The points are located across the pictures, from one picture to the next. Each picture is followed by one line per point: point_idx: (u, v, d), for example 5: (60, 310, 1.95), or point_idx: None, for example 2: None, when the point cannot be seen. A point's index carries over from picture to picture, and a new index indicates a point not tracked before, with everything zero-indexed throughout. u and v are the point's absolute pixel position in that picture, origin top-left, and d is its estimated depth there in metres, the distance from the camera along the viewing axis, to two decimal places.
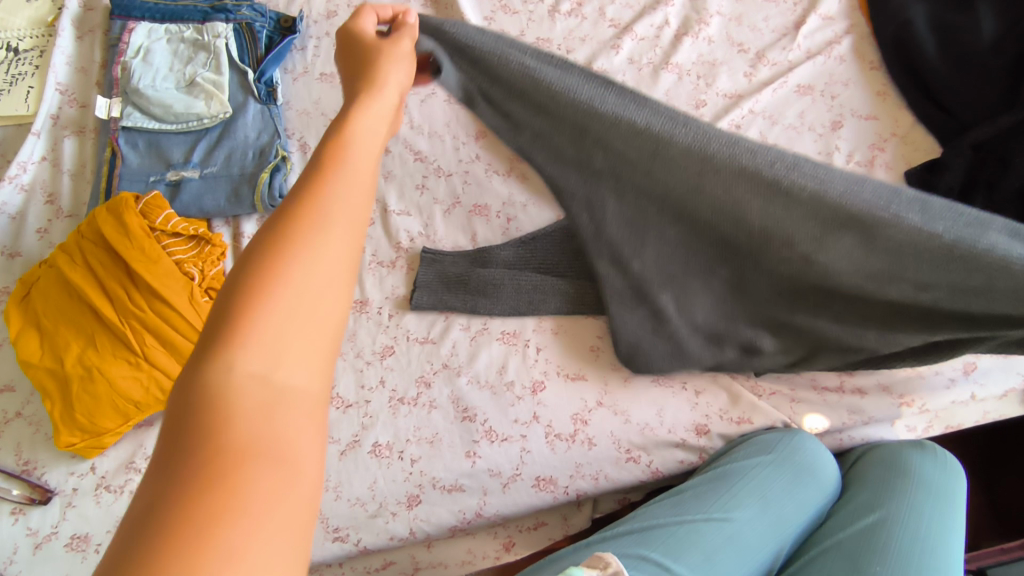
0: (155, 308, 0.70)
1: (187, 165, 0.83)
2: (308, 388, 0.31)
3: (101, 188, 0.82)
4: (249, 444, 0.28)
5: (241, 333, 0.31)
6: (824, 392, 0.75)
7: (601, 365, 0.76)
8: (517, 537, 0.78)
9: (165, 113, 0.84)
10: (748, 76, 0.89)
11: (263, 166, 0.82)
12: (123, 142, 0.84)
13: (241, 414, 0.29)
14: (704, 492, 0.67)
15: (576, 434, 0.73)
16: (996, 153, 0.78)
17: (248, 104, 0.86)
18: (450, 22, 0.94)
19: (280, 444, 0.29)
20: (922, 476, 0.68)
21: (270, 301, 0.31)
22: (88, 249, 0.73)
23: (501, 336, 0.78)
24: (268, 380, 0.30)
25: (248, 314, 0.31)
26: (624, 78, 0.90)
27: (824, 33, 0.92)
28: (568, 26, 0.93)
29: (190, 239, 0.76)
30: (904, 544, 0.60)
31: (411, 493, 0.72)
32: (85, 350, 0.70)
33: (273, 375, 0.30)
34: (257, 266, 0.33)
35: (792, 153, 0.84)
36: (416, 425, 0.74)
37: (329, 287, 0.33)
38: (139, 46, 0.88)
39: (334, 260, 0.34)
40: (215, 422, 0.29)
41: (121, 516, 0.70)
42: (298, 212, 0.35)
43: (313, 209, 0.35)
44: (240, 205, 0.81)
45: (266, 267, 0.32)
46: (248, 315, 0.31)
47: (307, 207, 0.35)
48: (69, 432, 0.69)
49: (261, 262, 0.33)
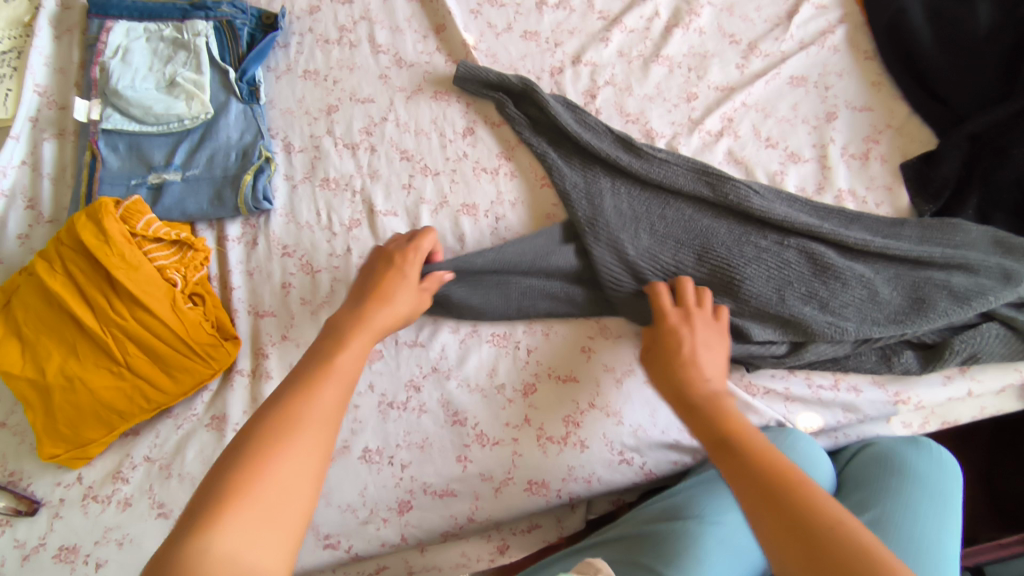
0: (137, 317, 0.69)
1: (169, 167, 0.81)
2: (270, 569, 0.35)
3: (82, 192, 0.80)
4: None
5: (215, 519, 0.35)
6: (819, 391, 0.74)
7: (593, 367, 0.75)
8: (511, 539, 0.77)
9: (145, 114, 0.82)
10: (740, 68, 0.87)
11: (246, 167, 0.81)
12: (103, 145, 0.82)
13: None
14: (697, 495, 0.65)
15: (567, 437, 0.73)
16: (994, 143, 0.77)
17: (229, 104, 0.84)
18: (435, 16, 0.92)
19: None
20: (918, 474, 0.67)
21: (259, 488, 0.37)
22: (66, 255, 0.71)
23: (492, 338, 0.77)
24: (271, 509, 0.37)
25: (223, 506, 0.36)
26: (614, 71, 0.88)
27: (818, 22, 0.90)
28: (556, 18, 0.91)
29: (172, 244, 0.75)
30: (900, 546, 0.60)
31: (402, 498, 0.72)
32: (65, 361, 0.69)
33: (239, 556, 0.35)
34: (222, 486, 0.37)
35: (786, 146, 0.83)
36: (406, 429, 0.73)
37: (314, 470, 0.40)
38: (117, 46, 0.86)
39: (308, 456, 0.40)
40: None
41: (109, 526, 0.69)
42: (273, 419, 0.41)
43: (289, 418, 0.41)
44: (223, 208, 0.80)
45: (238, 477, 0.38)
46: (224, 506, 0.36)
47: (274, 428, 0.41)
48: (51, 444, 0.69)
49: (235, 468, 0.38)
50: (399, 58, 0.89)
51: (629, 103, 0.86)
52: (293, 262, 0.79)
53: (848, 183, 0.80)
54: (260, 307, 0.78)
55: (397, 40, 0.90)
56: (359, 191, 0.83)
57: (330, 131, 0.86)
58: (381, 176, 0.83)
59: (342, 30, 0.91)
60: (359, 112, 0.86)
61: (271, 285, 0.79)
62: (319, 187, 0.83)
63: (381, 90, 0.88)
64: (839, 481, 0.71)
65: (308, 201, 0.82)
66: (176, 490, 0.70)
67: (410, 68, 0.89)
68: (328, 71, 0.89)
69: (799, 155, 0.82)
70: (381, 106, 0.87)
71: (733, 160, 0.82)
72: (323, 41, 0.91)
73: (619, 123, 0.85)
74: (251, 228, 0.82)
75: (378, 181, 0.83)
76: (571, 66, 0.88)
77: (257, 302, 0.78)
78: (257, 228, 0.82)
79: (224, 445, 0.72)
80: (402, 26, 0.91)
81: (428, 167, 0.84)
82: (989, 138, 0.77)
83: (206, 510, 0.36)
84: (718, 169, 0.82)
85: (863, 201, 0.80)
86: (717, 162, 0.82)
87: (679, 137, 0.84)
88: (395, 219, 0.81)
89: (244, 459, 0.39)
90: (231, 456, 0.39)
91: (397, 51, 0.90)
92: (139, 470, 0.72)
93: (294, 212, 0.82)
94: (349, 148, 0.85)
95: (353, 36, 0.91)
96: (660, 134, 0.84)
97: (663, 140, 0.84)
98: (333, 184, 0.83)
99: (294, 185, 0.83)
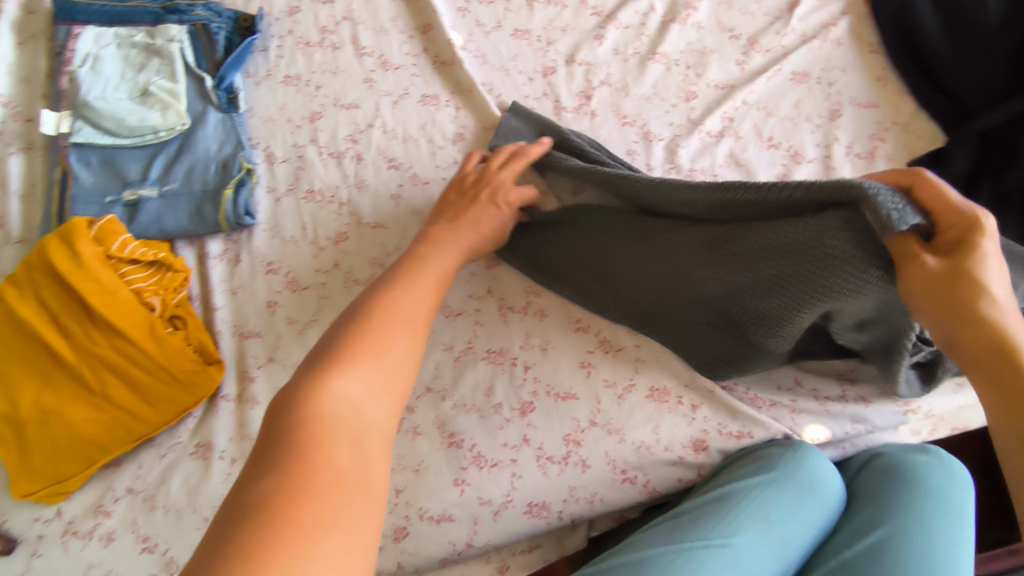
0: (115, 344, 0.66)
1: (144, 182, 0.77)
2: (381, 422, 0.45)
3: (53, 211, 0.77)
4: (338, 461, 0.40)
5: (343, 369, 0.45)
6: (827, 402, 0.71)
7: (593, 382, 0.72)
8: (511, 560, 0.74)
9: (118, 126, 0.78)
10: (740, 64, 0.84)
11: (226, 181, 0.77)
12: (74, 160, 0.78)
13: (332, 434, 0.41)
14: (702, 515, 0.63)
15: (568, 457, 0.70)
16: (1005, 140, 0.74)
17: (207, 113, 0.80)
18: (421, 15, 0.88)
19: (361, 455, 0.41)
20: (932, 485, 0.63)
21: (372, 351, 0.48)
22: (38, 280, 0.67)
23: (487, 355, 0.74)
24: (357, 418, 0.43)
25: (344, 359, 0.46)
26: (609, 70, 0.84)
27: (820, 15, 0.87)
28: (548, 15, 0.87)
29: (150, 265, 0.71)
30: (913, 564, 0.57)
31: (398, 525, 0.69)
32: (40, 392, 0.65)
33: (360, 409, 0.44)
34: (330, 356, 0.46)
35: (789, 146, 0.79)
36: (399, 453, 0.71)
37: (405, 367, 0.49)
38: (86, 53, 0.81)
39: (399, 359, 0.49)
40: (306, 442, 0.40)
41: (92, 563, 0.66)
42: (369, 311, 0.52)
43: (384, 311, 0.52)
44: (204, 224, 0.76)
45: (346, 351, 0.47)
46: (344, 359, 0.46)
47: (370, 325, 0.50)
48: (27, 481, 0.65)
49: (336, 351, 0.47)
50: (384, 60, 0.85)
51: (625, 103, 0.82)
52: (278, 279, 0.76)
53: None
54: (244, 327, 0.74)
55: (381, 41, 0.86)
56: (345, 202, 0.79)
57: (314, 140, 0.82)
58: (368, 186, 0.80)
59: (323, 32, 0.87)
60: (343, 118, 0.83)
61: (256, 304, 0.75)
62: (303, 199, 0.79)
63: (366, 94, 0.84)
64: (851, 493, 0.68)
65: (292, 214, 0.79)
66: (162, 523, 0.68)
67: (396, 71, 0.85)
68: (310, 76, 0.85)
69: (803, 154, 0.79)
70: (366, 112, 0.83)
71: (736, 162, 0.79)
72: (304, 44, 0.87)
73: (616, 125, 0.81)
74: (234, 243, 0.78)
75: (365, 192, 0.79)
76: (564, 65, 0.85)
77: (241, 322, 0.75)
78: (239, 243, 0.78)
79: (210, 474, 0.69)
80: (386, 27, 0.87)
81: (417, 176, 0.80)
82: (999, 135, 0.74)
83: (321, 368, 0.45)
84: (719, 172, 0.79)
85: None
86: (718, 164, 0.79)
87: (679, 139, 0.80)
88: (382, 231, 0.78)
89: (346, 345, 0.47)
90: (333, 342, 0.48)
91: (382, 53, 0.86)
92: (122, 503, 0.69)
93: (278, 226, 0.78)
94: (334, 157, 0.81)
95: (335, 38, 0.87)
96: (658, 136, 0.81)
97: (662, 143, 0.80)
98: (317, 196, 0.80)
99: (278, 197, 0.80)
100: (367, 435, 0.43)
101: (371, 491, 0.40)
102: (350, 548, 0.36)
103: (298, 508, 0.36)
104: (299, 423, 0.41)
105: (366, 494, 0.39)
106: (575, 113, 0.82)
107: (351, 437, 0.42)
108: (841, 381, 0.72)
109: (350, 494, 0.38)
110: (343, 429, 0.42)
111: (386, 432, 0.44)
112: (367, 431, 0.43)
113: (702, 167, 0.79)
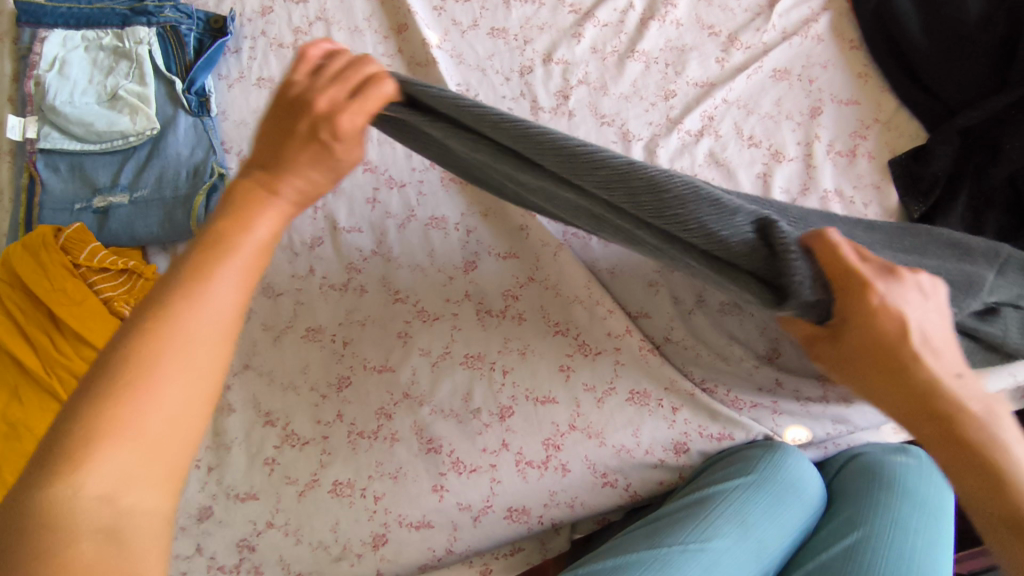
0: (83, 356, 0.65)
1: (114, 189, 0.76)
2: (173, 467, 0.31)
3: (21, 219, 0.75)
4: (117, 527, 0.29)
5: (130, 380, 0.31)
6: (808, 404, 0.70)
7: (572, 386, 0.72)
8: (494, 563, 0.74)
9: (87, 132, 0.77)
10: (720, 62, 0.83)
11: (198, 187, 0.75)
12: (42, 166, 0.76)
13: (123, 484, 0.29)
14: (679, 519, 0.62)
15: (547, 461, 0.69)
16: (987, 137, 0.73)
17: (178, 117, 0.78)
18: (396, 14, 0.86)
19: (137, 492, 0.30)
20: (908, 487, 0.63)
21: (155, 373, 0.31)
22: (3, 291, 0.66)
23: (465, 360, 0.73)
24: (189, 338, 0.32)
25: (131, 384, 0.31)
26: (587, 70, 0.83)
27: (801, 10, 0.85)
28: (525, 13, 0.86)
29: (122, 273, 0.69)
30: (888, 566, 0.56)
31: (377, 532, 0.68)
32: (7, 405, 0.64)
33: (152, 425, 0.30)
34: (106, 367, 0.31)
35: (769, 145, 0.79)
36: (377, 460, 0.70)
37: (199, 386, 0.32)
38: (53, 57, 0.80)
39: (200, 373, 0.32)
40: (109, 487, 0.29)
41: None
42: (159, 305, 0.33)
43: (177, 309, 0.33)
44: (175, 231, 0.75)
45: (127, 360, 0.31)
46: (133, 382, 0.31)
47: (182, 308, 0.33)
48: None
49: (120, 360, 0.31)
50: None
51: (604, 103, 0.81)
52: (252, 285, 0.75)
53: (834, 183, 0.77)
54: None
55: (356, 41, 0.85)
56: (320, 206, 0.78)
57: None
58: (343, 189, 0.78)
59: (297, 33, 0.86)
60: None
61: None
62: None
63: None
64: (830, 496, 0.68)
65: None
66: None
67: None
68: (284, 77, 0.83)
69: (783, 153, 0.78)
70: None
71: (715, 162, 0.78)
72: (277, 45, 0.85)
73: (594, 126, 0.81)
74: None
75: (340, 195, 0.78)
76: (542, 64, 0.83)
77: None
78: None
79: (186, 483, 0.69)
80: (361, 27, 0.86)
81: (393, 179, 0.79)
82: (983, 133, 0.74)
83: (93, 395, 0.30)
84: (699, 173, 0.78)
85: (851, 201, 0.76)
86: (698, 164, 0.78)
87: (658, 138, 0.80)
88: (359, 235, 0.77)
89: (124, 364, 0.31)
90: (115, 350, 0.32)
91: (357, 54, 0.84)
92: None
93: None
94: None
95: (309, 38, 0.85)
96: (637, 136, 0.80)
97: (641, 143, 0.80)
98: None
99: None
100: (213, 337, 0.33)
101: (181, 430, 0.31)
102: (189, 384, 0.32)
103: (95, 441, 0.29)
104: (133, 322, 0.32)
105: (197, 361, 0.32)
106: (552, 113, 0.81)
107: (208, 337, 0.33)
108: (823, 382, 0.71)
109: (158, 365, 0.31)
110: (168, 341, 0.32)
111: (180, 464, 0.31)
112: (171, 349, 0.32)
113: (681, 167, 0.78)
